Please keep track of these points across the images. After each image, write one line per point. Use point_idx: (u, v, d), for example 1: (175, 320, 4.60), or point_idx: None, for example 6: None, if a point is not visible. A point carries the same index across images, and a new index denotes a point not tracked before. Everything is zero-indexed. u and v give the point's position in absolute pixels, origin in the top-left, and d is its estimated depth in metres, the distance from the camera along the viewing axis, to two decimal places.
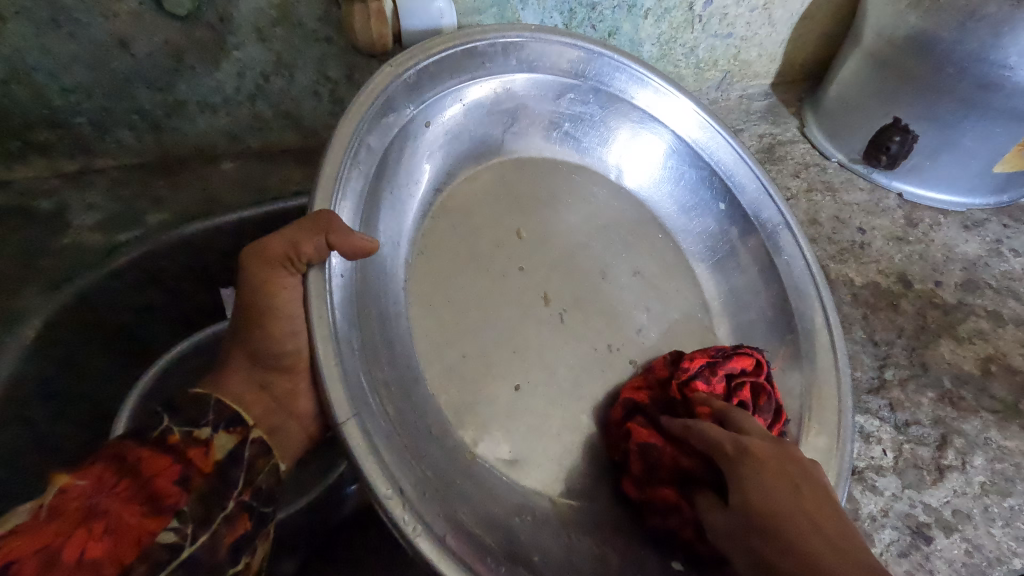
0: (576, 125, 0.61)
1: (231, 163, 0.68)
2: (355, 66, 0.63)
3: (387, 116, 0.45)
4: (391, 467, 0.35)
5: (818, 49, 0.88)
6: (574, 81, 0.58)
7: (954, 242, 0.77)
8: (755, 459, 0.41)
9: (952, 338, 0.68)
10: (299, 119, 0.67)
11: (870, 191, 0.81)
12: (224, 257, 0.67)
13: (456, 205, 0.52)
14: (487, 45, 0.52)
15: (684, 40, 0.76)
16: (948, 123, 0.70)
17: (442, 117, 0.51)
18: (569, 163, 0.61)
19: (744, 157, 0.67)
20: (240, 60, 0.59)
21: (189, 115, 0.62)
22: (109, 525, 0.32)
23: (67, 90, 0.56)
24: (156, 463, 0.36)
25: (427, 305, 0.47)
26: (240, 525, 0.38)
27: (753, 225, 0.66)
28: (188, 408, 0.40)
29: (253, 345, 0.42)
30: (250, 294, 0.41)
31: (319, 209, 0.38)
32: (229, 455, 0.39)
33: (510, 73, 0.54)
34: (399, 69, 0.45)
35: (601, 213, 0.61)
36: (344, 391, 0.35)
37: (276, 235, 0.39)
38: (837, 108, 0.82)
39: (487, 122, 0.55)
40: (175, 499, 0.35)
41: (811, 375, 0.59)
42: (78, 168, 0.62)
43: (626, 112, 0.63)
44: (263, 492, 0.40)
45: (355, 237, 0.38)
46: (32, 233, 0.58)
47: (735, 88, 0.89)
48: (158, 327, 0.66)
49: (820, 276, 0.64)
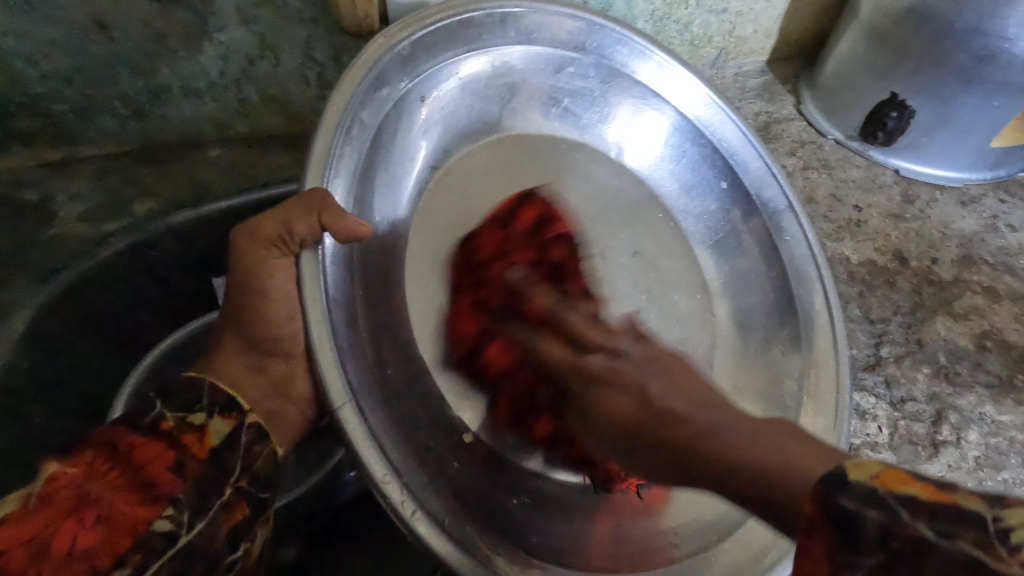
0: (575, 100, 0.59)
1: (218, 150, 0.67)
2: (342, 48, 0.62)
3: (381, 91, 0.44)
4: (390, 452, 0.37)
5: (813, 24, 0.86)
6: (573, 54, 0.57)
7: (950, 218, 0.77)
8: (609, 370, 0.34)
9: (948, 314, 0.68)
10: (286, 103, 0.66)
11: (867, 168, 0.80)
12: (215, 246, 0.66)
13: (451, 185, 0.51)
14: (483, 17, 0.51)
15: (678, 16, 0.75)
16: (945, 98, 0.69)
17: (438, 92, 0.49)
18: (569, 140, 0.60)
19: (748, 135, 0.67)
20: (223, 43, 0.57)
21: (174, 100, 0.61)
22: (100, 513, 0.33)
23: (46, 76, 0.55)
24: (149, 449, 0.36)
25: (423, 288, 0.46)
26: (239, 511, 0.38)
27: (754, 204, 0.66)
28: (182, 393, 0.39)
29: (250, 331, 0.42)
30: (243, 276, 0.40)
31: (311, 188, 0.38)
32: (225, 440, 0.38)
33: (508, 45, 0.53)
34: (392, 40, 0.44)
35: (600, 193, 0.60)
36: (341, 375, 0.36)
37: (267, 216, 0.39)
38: (833, 85, 0.81)
39: (483, 97, 0.53)
40: (169, 486, 0.35)
41: (812, 357, 0.59)
42: (62, 157, 0.61)
43: (627, 88, 0.62)
44: (261, 478, 0.40)
45: (348, 219, 0.37)
46: (18, 225, 0.58)
47: (730, 66, 0.87)
48: (151, 318, 0.66)
49: (823, 258, 0.64)
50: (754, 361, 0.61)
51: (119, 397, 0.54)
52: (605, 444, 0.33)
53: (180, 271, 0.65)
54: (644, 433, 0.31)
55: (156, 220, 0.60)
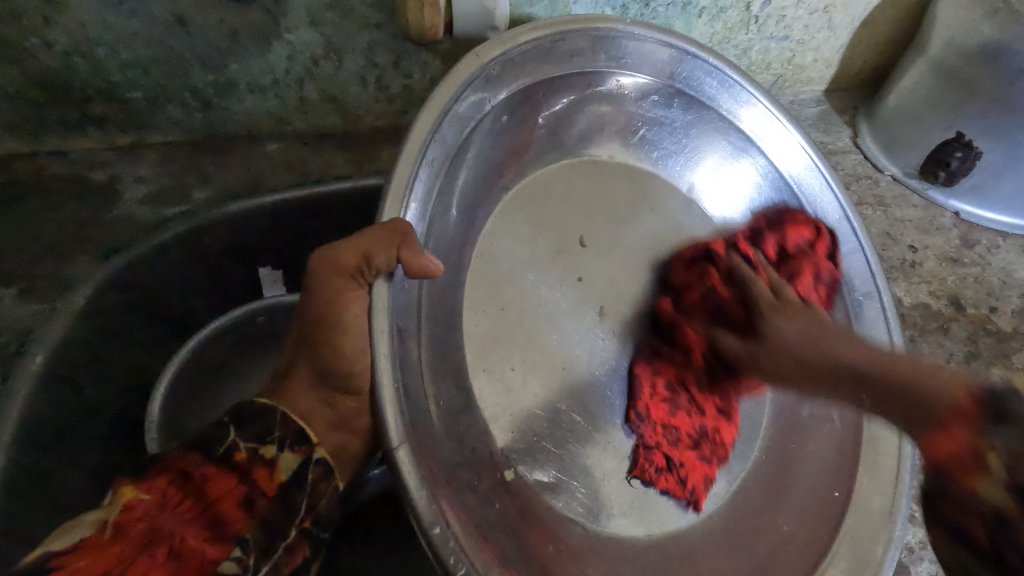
0: (654, 130, 0.60)
1: (276, 145, 0.69)
2: (402, 54, 0.63)
3: (464, 111, 0.44)
4: (439, 499, 0.36)
5: (876, 57, 0.84)
6: (661, 83, 0.57)
7: (1013, 266, 0.74)
8: (801, 313, 0.48)
9: (1005, 367, 0.65)
10: (344, 104, 0.67)
11: (925, 209, 0.78)
12: (264, 236, 0.67)
13: (523, 205, 0.52)
14: (577, 39, 0.50)
15: (737, 40, 0.75)
16: (1017, 141, 0.66)
17: (519, 114, 0.50)
18: (644, 168, 0.60)
19: (833, 186, 0.64)
20: (291, 44, 0.59)
21: (239, 95, 0.63)
22: (172, 549, 0.33)
23: (125, 65, 0.57)
24: (223, 482, 0.38)
25: (481, 312, 0.47)
26: (300, 553, 0.40)
27: (833, 263, 0.63)
28: (255, 423, 0.41)
29: (314, 352, 0.42)
30: (319, 303, 0.41)
31: (392, 217, 0.39)
32: (293, 476, 0.41)
33: (598, 69, 0.53)
34: (483, 59, 0.44)
35: (667, 230, 0.59)
36: (398, 415, 0.35)
37: (347, 245, 0.39)
38: (896, 118, 0.78)
39: (564, 122, 0.54)
40: (239, 525, 0.37)
41: (870, 431, 0.57)
42: (131, 142, 0.64)
43: (712, 122, 0.61)
44: (322, 517, 0.42)
45: (424, 257, 0.38)
46: (86, 204, 0.60)
47: (785, 93, 0.86)
48: (197, 303, 0.67)
49: (895, 322, 0.62)
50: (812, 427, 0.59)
51: (155, 398, 0.55)
52: (775, 357, 0.46)
53: (229, 259, 0.67)
54: (818, 349, 0.43)
55: (212, 208, 0.62)
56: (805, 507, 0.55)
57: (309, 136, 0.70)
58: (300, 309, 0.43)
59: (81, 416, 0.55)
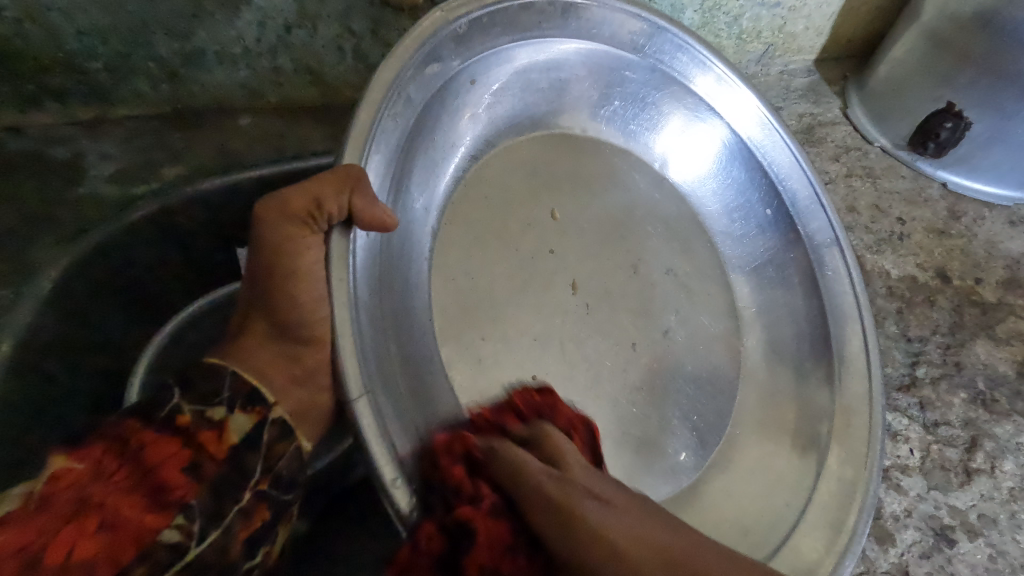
0: (625, 104, 0.58)
1: (249, 119, 0.66)
2: (380, 22, 0.60)
3: (431, 68, 0.43)
4: (400, 456, 0.35)
5: (867, 24, 0.83)
6: (631, 56, 0.55)
7: (998, 238, 0.74)
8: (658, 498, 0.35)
9: (988, 338, 0.65)
10: (321, 75, 0.64)
11: (913, 180, 0.77)
12: (242, 216, 0.65)
13: (491, 173, 0.50)
14: (546, 4, 0.49)
15: (728, 7, 0.73)
16: (1006, 112, 0.66)
17: (489, 77, 0.49)
18: (613, 144, 0.58)
19: (801, 163, 0.63)
20: (262, 9, 0.56)
21: (208, 65, 0.60)
22: (104, 519, 0.31)
23: (82, 32, 0.53)
24: (165, 447, 0.34)
25: (448, 280, 0.45)
26: (257, 517, 0.37)
27: (798, 235, 0.62)
28: (201, 384, 0.37)
29: (276, 315, 0.39)
30: (268, 256, 0.38)
31: (347, 163, 0.37)
32: (246, 438, 0.37)
33: (566, 39, 0.51)
34: (450, 15, 0.43)
35: (639, 205, 0.58)
36: (359, 365, 0.34)
37: (296, 188, 0.37)
38: (886, 89, 0.78)
39: (531, 91, 0.52)
40: (182, 492, 0.34)
41: (842, 402, 0.56)
42: (93, 117, 0.60)
43: (681, 97, 0.60)
44: (284, 479, 0.38)
45: (378, 207, 0.37)
46: (48, 181, 0.57)
47: (776, 63, 0.84)
48: (174, 284, 0.64)
49: (865, 300, 0.60)
50: (783, 388, 0.59)
51: (135, 375, 0.53)
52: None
53: (205, 238, 0.64)
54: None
55: (185, 187, 0.59)
56: (781, 476, 0.54)
57: (285, 110, 0.67)
58: (251, 269, 0.40)
59: (51, 405, 0.53)
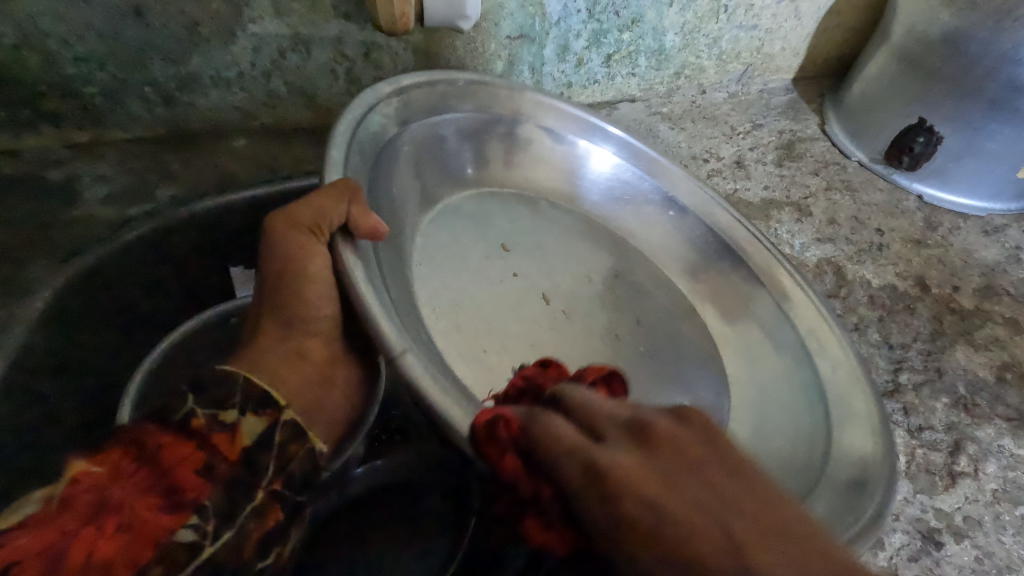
0: (513, 157, 0.61)
1: (243, 140, 0.66)
2: (373, 46, 0.63)
3: (370, 134, 0.46)
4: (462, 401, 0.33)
5: (840, 45, 0.86)
6: (496, 115, 0.59)
7: (973, 247, 0.76)
8: (706, 427, 0.32)
9: (968, 344, 0.67)
10: (314, 97, 0.66)
11: (890, 193, 0.80)
12: (236, 235, 0.65)
13: (441, 225, 0.53)
14: (417, 89, 0.53)
15: (707, 30, 0.76)
16: (975, 126, 0.69)
17: (414, 147, 0.51)
18: (531, 201, 0.61)
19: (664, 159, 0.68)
20: (256, 35, 0.58)
21: (203, 88, 0.61)
22: (123, 521, 0.30)
23: (79, 57, 0.55)
24: (179, 449, 0.33)
25: (440, 301, 0.47)
26: (272, 516, 0.36)
27: (706, 224, 0.64)
28: (215, 386, 0.36)
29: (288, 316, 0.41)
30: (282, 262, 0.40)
31: (337, 178, 0.40)
32: (258, 440, 0.36)
33: (452, 111, 0.55)
34: (365, 100, 0.47)
35: (574, 245, 0.60)
36: (393, 325, 0.34)
37: (302, 202, 0.40)
38: (860, 106, 0.81)
39: (441, 161, 0.55)
40: (197, 492, 0.32)
41: (809, 334, 0.57)
42: (88, 139, 0.61)
43: (559, 148, 0.63)
44: (297, 480, 0.37)
45: (371, 216, 0.39)
46: (42, 202, 0.57)
47: (755, 82, 0.87)
48: (167, 303, 0.64)
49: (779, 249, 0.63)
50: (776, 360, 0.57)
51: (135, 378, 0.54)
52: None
53: (198, 257, 0.64)
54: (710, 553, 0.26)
55: (179, 208, 0.60)
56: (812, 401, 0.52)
57: (278, 131, 0.68)
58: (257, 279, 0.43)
59: (39, 428, 0.53)
